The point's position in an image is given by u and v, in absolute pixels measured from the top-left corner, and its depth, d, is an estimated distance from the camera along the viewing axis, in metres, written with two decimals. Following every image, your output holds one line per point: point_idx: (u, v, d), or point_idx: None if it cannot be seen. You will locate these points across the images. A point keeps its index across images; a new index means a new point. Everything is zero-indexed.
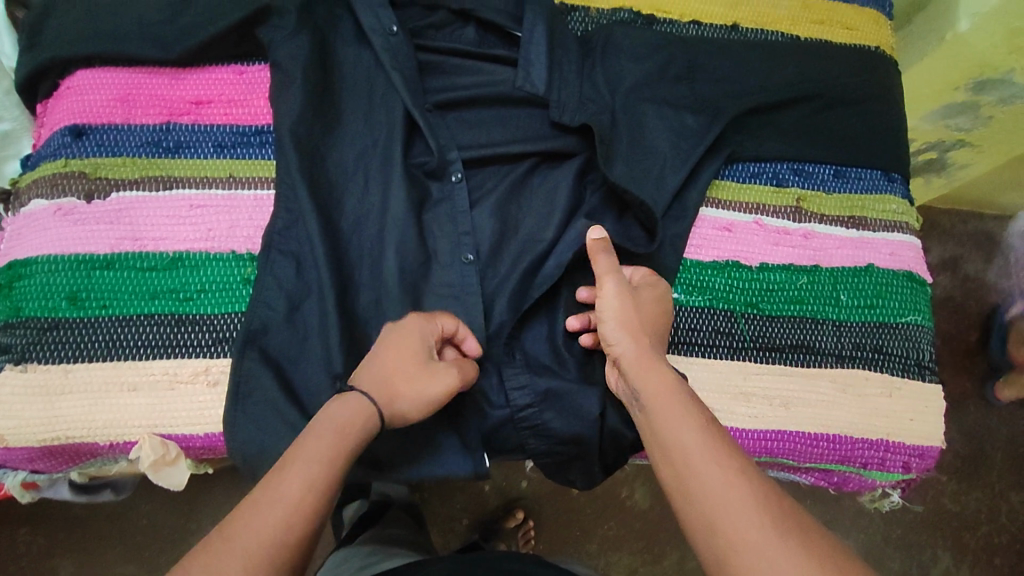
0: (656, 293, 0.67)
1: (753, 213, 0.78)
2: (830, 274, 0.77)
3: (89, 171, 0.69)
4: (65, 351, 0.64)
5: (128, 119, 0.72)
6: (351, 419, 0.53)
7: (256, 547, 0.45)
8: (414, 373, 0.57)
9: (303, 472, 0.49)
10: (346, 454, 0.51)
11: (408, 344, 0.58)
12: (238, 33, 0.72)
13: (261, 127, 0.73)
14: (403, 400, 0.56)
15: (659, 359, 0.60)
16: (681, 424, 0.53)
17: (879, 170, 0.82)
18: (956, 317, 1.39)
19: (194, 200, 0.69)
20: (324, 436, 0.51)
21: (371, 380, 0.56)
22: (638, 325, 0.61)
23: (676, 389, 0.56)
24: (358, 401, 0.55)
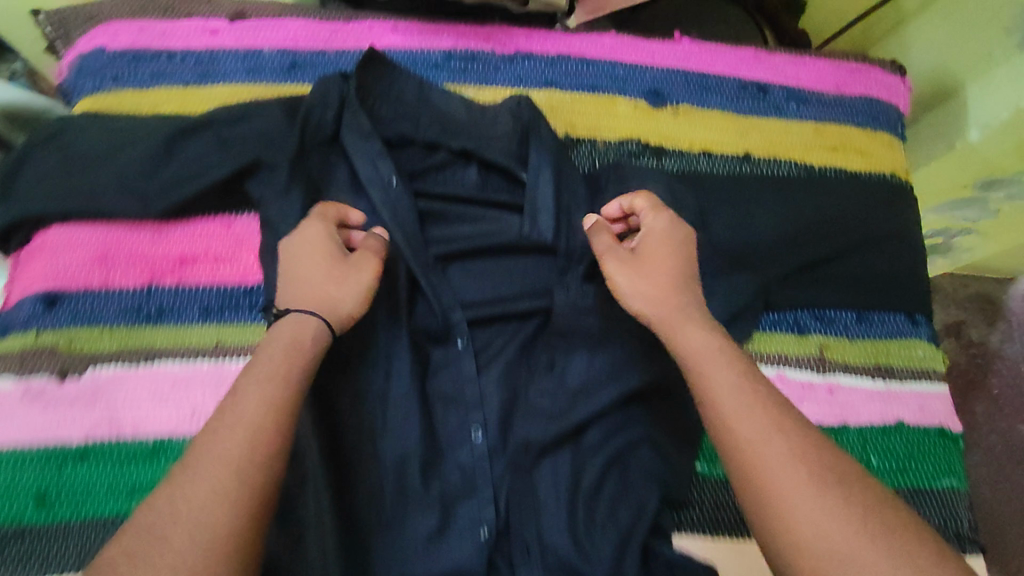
0: (659, 235, 0.65)
1: (775, 365, 0.74)
2: (858, 433, 0.72)
3: (62, 346, 0.64)
4: (29, 565, 0.57)
5: (106, 282, 0.66)
6: (292, 335, 0.55)
7: (221, 473, 0.46)
8: (329, 264, 0.60)
9: (257, 395, 0.51)
10: (294, 372, 0.53)
11: (314, 246, 0.61)
12: (226, 188, 0.68)
13: (250, 286, 0.68)
14: (337, 300, 0.58)
15: (690, 312, 0.60)
16: (721, 378, 0.54)
17: (902, 312, 0.78)
18: (966, 391, 1.25)
19: (178, 376, 0.64)
20: (271, 357, 0.53)
21: (300, 296, 0.58)
22: (652, 282, 0.61)
23: (710, 344, 0.57)
24: (291, 317, 0.56)
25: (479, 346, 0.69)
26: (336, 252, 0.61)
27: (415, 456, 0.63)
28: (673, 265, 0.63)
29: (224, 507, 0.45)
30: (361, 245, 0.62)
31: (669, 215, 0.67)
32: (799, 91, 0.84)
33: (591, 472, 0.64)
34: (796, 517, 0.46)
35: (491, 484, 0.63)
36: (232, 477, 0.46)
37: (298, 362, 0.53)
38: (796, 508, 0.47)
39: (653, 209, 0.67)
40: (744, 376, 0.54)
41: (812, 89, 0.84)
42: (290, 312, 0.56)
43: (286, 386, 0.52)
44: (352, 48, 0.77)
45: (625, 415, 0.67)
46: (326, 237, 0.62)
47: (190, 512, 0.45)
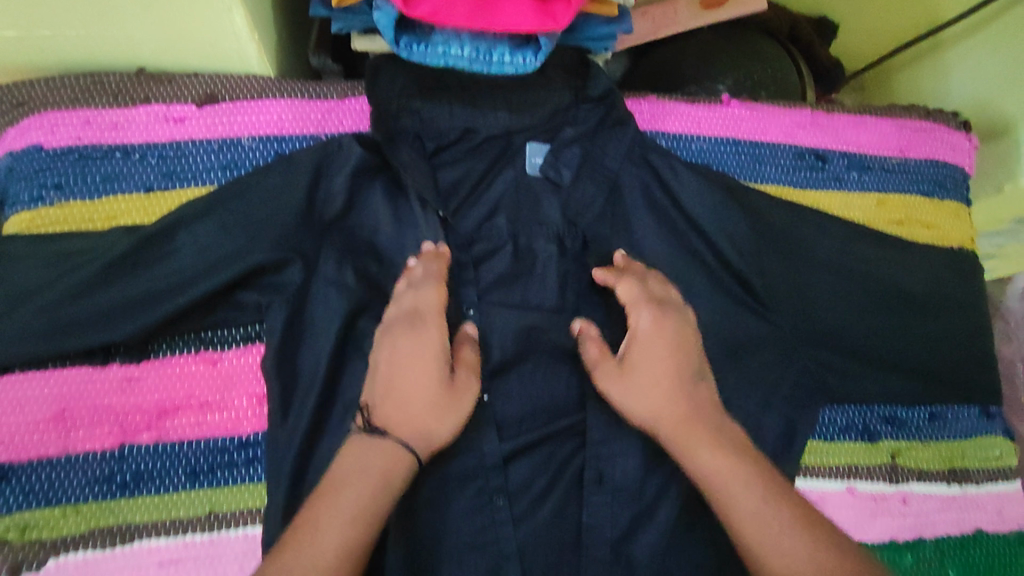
0: (646, 338, 0.59)
1: (846, 478, 0.67)
2: (935, 547, 0.67)
3: (15, 533, 0.53)
4: None
5: (66, 448, 0.55)
6: (373, 465, 0.51)
7: None
8: (432, 398, 0.54)
9: (337, 531, 0.48)
10: (377, 502, 0.50)
11: (417, 341, 0.56)
12: (212, 310, 0.59)
13: (244, 436, 0.58)
14: (426, 424, 0.54)
15: (702, 426, 0.56)
16: (741, 495, 0.52)
17: (975, 405, 0.72)
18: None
19: (164, 555, 0.55)
20: (352, 491, 0.49)
21: (394, 416, 0.54)
22: (656, 393, 0.57)
23: (726, 459, 0.54)
24: (368, 440, 0.53)
25: (517, 487, 0.62)
26: (437, 372, 0.55)
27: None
28: (668, 364, 0.58)
29: None
30: (461, 360, 0.58)
31: (655, 308, 0.61)
32: (859, 158, 0.78)
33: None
34: None
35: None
36: None
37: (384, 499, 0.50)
38: None
39: (637, 303, 0.61)
40: (762, 481, 0.53)
41: (875, 156, 0.78)
42: (381, 432, 0.53)
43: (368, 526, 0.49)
44: (350, 130, 0.68)
45: (675, 566, 0.61)
46: (436, 346, 0.56)
47: None
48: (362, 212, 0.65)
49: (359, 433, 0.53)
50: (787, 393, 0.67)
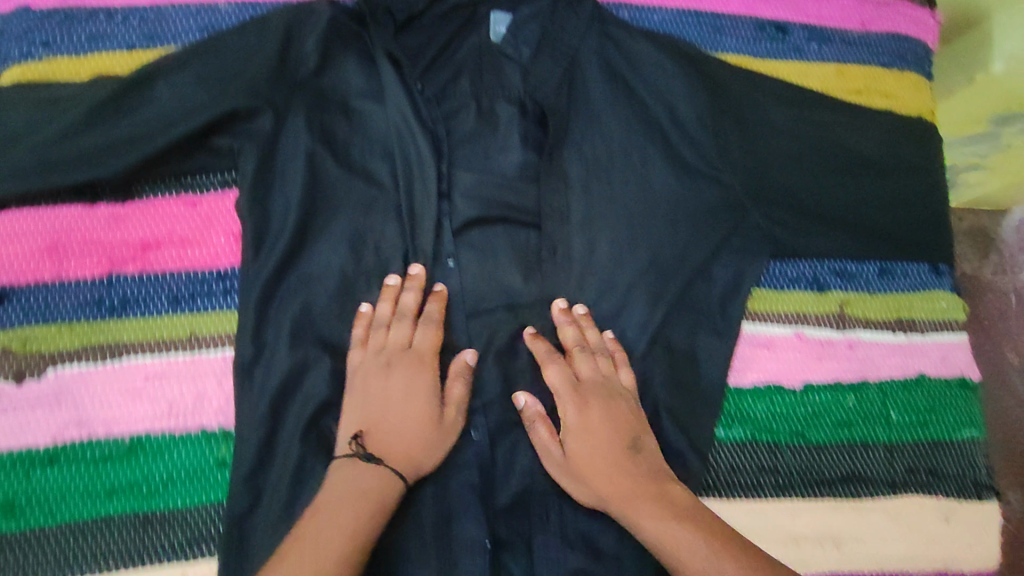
0: (580, 429, 0.60)
1: (792, 324, 0.70)
2: (878, 389, 0.70)
3: (17, 345, 0.58)
4: (14, 566, 0.55)
5: (59, 274, 0.60)
6: (367, 488, 0.54)
7: None
8: (423, 428, 0.58)
9: (331, 538, 0.51)
10: (369, 514, 0.53)
11: (413, 379, 0.59)
12: (189, 151, 0.62)
13: (222, 270, 0.62)
14: (416, 458, 0.57)
15: (648, 497, 0.57)
16: (695, 562, 0.53)
17: (926, 262, 0.74)
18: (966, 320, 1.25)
19: (150, 370, 0.59)
20: (345, 506, 0.53)
21: (383, 446, 0.56)
22: (603, 477, 0.58)
23: (677, 527, 0.55)
24: (359, 465, 0.55)
25: (476, 329, 0.64)
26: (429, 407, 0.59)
27: None
28: (607, 439, 0.60)
29: None
30: (449, 396, 0.60)
31: (575, 399, 0.61)
32: (821, 30, 0.80)
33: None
34: None
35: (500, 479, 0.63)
36: None
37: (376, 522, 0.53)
38: None
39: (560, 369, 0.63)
40: (713, 540, 0.54)
41: (835, 29, 0.80)
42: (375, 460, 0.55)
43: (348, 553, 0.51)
44: None
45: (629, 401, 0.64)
46: (428, 389, 0.59)
47: None
48: (335, 74, 0.66)
49: (351, 458, 0.56)
50: (743, 246, 0.69)
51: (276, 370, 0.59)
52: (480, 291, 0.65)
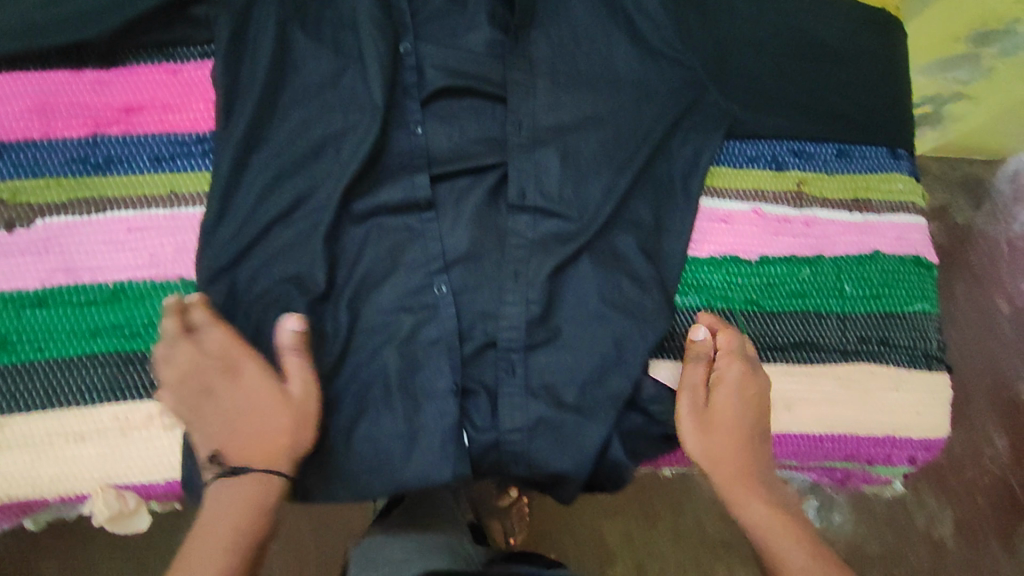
0: (738, 389, 0.64)
1: (750, 200, 0.72)
2: (833, 264, 0.72)
3: (7, 196, 0.61)
4: (5, 399, 0.58)
5: (47, 133, 0.62)
6: (245, 494, 0.55)
7: None
8: (274, 419, 0.56)
9: (219, 548, 0.54)
10: (254, 515, 0.55)
11: (238, 379, 0.56)
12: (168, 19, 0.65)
13: (201, 133, 0.65)
14: (282, 447, 0.56)
15: (758, 479, 0.62)
16: (790, 554, 0.58)
17: (883, 146, 0.76)
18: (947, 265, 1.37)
19: (133, 223, 0.62)
20: (228, 516, 0.54)
21: (239, 454, 0.55)
22: (725, 441, 0.62)
23: (778, 516, 0.60)
24: (229, 482, 0.55)
25: (444, 194, 0.67)
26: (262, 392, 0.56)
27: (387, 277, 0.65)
28: (743, 416, 0.63)
29: None
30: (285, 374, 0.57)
31: (745, 363, 0.65)
32: None
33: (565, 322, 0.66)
34: None
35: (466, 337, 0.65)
36: None
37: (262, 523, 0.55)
38: None
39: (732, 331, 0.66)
40: (809, 538, 0.59)
41: None
42: (241, 472, 0.55)
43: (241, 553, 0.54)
44: None
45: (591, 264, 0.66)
46: (259, 378, 0.56)
47: None
48: None
49: (217, 481, 0.55)
50: (707, 121, 0.70)
51: (253, 222, 0.63)
52: (444, 162, 0.67)
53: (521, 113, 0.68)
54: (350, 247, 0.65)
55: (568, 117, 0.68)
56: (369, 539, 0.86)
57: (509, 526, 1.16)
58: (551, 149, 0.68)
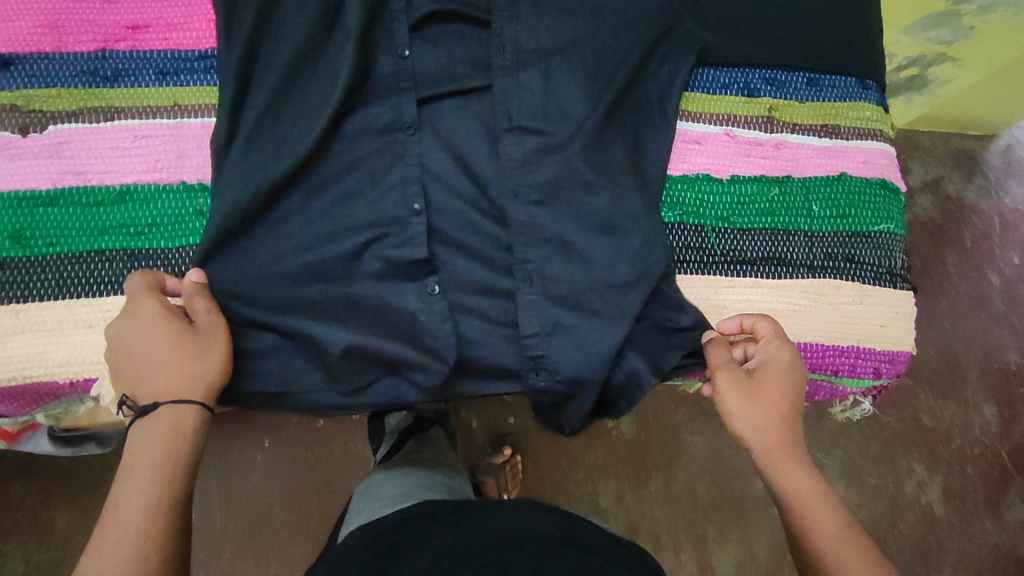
0: (786, 367, 0.66)
1: (723, 124, 0.76)
2: (802, 184, 0.76)
3: (21, 103, 0.65)
4: (18, 288, 0.63)
5: (59, 47, 0.66)
6: (163, 425, 0.58)
7: (135, 539, 0.52)
8: (181, 355, 0.60)
9: (146, 471, 0.55)
10: (177, 438, 0.57)
11: (144, 322, 0.60)
12: None
13: (204, 51, 0.69)
14: (194, 378, 0.60)
15: (801, 454, 0.63)
16: (826, 522, 0.58)
17: (853, 77, 0.79)
18: (935, 239, 1.41)
19: (139, 131, 0.66)
20: (150, 445, 0.56)
21: (152, 391, 0.59)
22: (774, 414, 0.64)
23: (818, 489, 0.61)
24: (144, 420, 0.58)
25: (431, 114, 0.71)
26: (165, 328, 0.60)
27: (377, 191, 0.69)
28: (786, 394, 0.65)
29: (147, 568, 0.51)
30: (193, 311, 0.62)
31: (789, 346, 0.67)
32: None
33: (543, 233, 0.70)
34: None
35: (449, 247, 0.71)
36: (142, 513, 0.53)
37: (186, 449, 0.57)
38: None
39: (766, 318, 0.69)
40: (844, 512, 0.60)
41: None
42: (152, 406, 0.58)
43: (171, 476, 0.56)
44: None
45: (568, 181, 0.70)
46: (161, 320, 0.60)
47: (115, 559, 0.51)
48: None
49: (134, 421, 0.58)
50: (682, 49, 0.74)
51: (251, 132, 0.66)
52: (431, 84, 0.70)
53: (505, 37, 0.70)
54: (343, 159, 0.69)
55: (551, 42, 0.71)
56: (361, 490, 0.89)
57: (503, 483, 1.17)
58: (534, 72, 0.71)
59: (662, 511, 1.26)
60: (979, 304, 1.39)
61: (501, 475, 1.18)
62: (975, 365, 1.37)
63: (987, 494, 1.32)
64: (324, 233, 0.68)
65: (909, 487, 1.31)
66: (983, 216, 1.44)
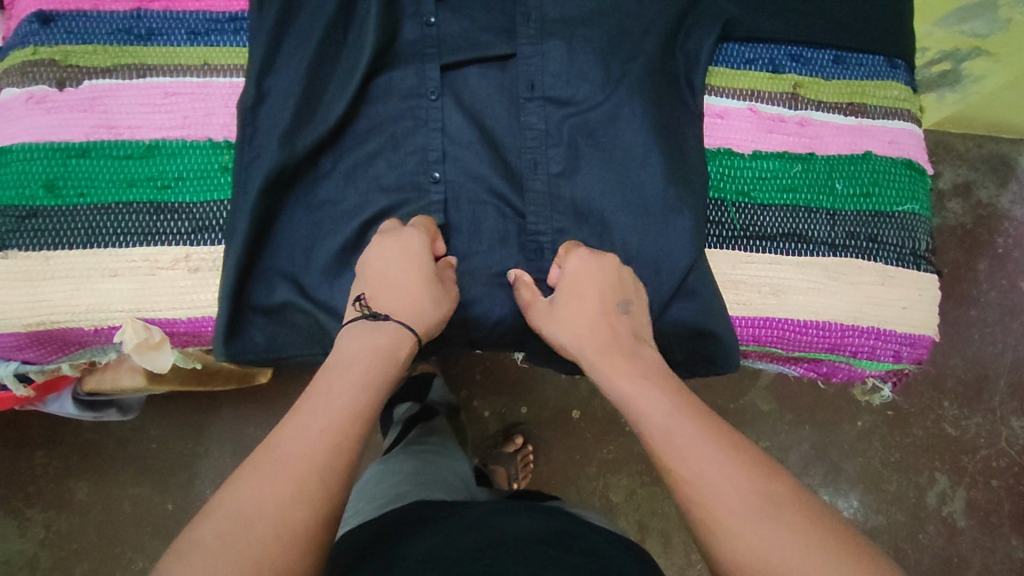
0: (577, 279, 0.62)
1: (747, 99, 0.75)
2: (825, 162, 0.75)
3: (59, 58, 0.67)
4: (48, 236, 0.65)
5: (97, 6, 0.69)
6: (385, 338, 0.56)
7: (336, 435, 0.49)
8: (431, 290, 0.60)
9: (354, 374, 0.53)
10: (392, 352, 0.56)
11: (410, 246, 0.62)
12: None
13: (234, 13, 0.70)
14: (429, 315, 0.59)
15: (626, 355, 0.58)
16: (658, 422, 0.52)
17: (881, 55, 0.78)
18: (966, 245, 1.36)
19: (169, 88, 0.68)
20: (362, 357, 0.54)
21: (390, 304, 0.58)
22: (574, 323, 0.61)
23: (649, 386, 0.55)
24: (372, 324, 0.57)
25: (454, 83, 0.71)
26: (429, 267, 0.61)
27: (398, 158, 0.70)
28: (587, 300, 0.61)
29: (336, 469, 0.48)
30: (442, 269, 0.65)
31: (578, 252, 0.64)
32: None
33: (561, 203, 0.70)
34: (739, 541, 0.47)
35: (465, 215, 0.71)
36: (347, 416, 0.50)
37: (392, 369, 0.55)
38: (745, 534, 0.47)
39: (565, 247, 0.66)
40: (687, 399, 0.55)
41: None
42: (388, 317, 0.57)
43: (376, 391, 0.53)
44: None
45: (589, 152, 0.70)
46: (425, 252, 0.62)
47: (310, 449, 0.48)
48: None
49: (363, 319, 0.57)
50: (707, 24, 0.73)
51: (278, 94, 0.68)
52: (455, 53, 0.70)
53: (529, 6, 0.71)
54: (365, 123, 0.70)
55: (575, 12, 0.71)
56: (357, 491, 0.86)
57: (514, 473, 1.18)
58: (558, 42, 0.70)
59: (675, 507, 1.24)
60: (1010, 312, 1.34)
61: (511, 466, 1.18)
62: (1004, 376, 1.32)
63: (1012, 507, 1.29)
64: (344, 194, 0.69)
65: (930, 497, 1.28)
66: (1018, 223, 1.37)
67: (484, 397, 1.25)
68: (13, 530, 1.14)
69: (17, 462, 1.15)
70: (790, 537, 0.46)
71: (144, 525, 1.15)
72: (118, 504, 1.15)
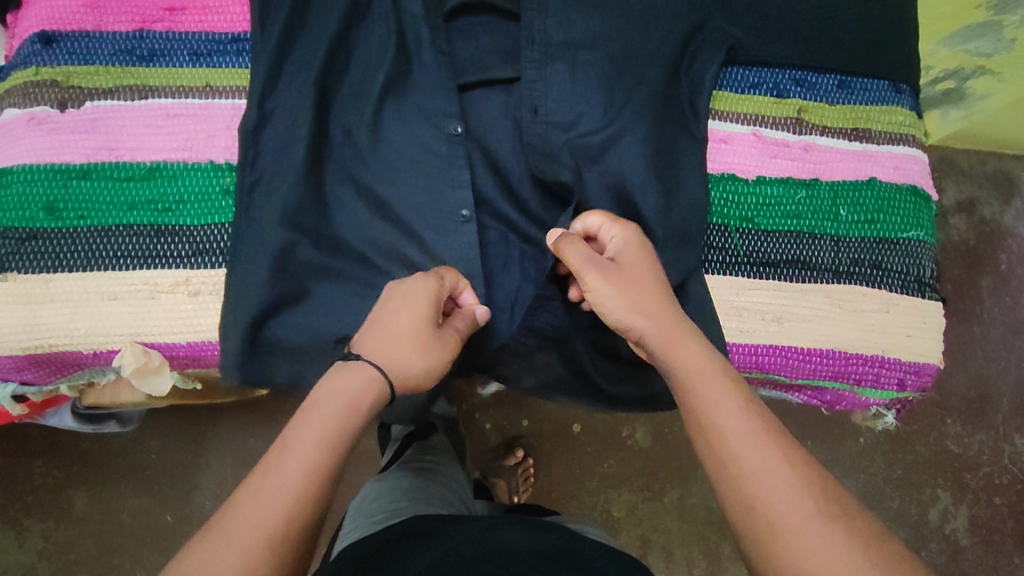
0: (638, 248, 0.62)
1: (751, 123, 0.75)
2: (830, 188, 0.74)
3: (61, 79, 0.67)
4: (47, 258, 0.64)
5: (100, 26, 0.69)
6: (354, 387, 0.54)
7: (293, 500, 0.47)
8: (418, 335, 0.58)
9: (318, 429, 0.51)
10: (360, 407, 0.53)
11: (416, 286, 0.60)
12: None
13: (237, 34, 0.70)
14: (403, 362, 0.57)
15: (688, 327, 0.57)
16: (721, 402, 0.51)
17: (886, 80, 0.77)
18: (969, 262, 1.35)
19: (171, 110, 0.68)
20: (326, 412, 0.52)
21: (371, 345, 0.57)
22: (639, 286, 0.58)
23: (713, 363, 0.54)
24: (347, 365, 0.56)
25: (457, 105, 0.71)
26: (428, 310, 0.59)
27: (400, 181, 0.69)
28: (649, 268, 0.60)
29: (289, 536, 0.46)
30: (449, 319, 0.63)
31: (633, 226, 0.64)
32: None
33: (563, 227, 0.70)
34: (799, 531, 0.45)
35: None
36: (308, 478, 0.48)
37: (358, 423, 0.53)
38: (802, 525, 0.45)
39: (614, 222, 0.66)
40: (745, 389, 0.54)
41: None
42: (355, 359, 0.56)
43: (339, 447, 0.51)
44: None
45: (592, 177, 0.70)
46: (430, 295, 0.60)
47: (265, 516, 0.46)
48: None
49: (345, 360, 0.57)
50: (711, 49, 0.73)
51: (280, 117, 0.68)
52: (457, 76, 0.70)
53: (533, 28, 0.70)
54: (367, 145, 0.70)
55: (579, 35, 0.71)
56: (355, 508, 0.85)
57: (514, 485, 1.18)
58: (562, 65, 0.70)
59: (676, 524, 1.24)
60: (1013, 329, 1.34)
61: (511, 480, 1.18)
62: (1007, 394, 1.31)
63: (1015, 526, 1.28)
64: (344, 215, 0.68)
65: (932, 515, 1.27)
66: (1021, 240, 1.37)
67: (483, 410, 1.24)
68: (9, 540, 1.14)
69: (14, 473, 1.15)
70: (851, 537, 0.45)
71: (141, 537, 1.14)
72: (115, 516, 1.15)
